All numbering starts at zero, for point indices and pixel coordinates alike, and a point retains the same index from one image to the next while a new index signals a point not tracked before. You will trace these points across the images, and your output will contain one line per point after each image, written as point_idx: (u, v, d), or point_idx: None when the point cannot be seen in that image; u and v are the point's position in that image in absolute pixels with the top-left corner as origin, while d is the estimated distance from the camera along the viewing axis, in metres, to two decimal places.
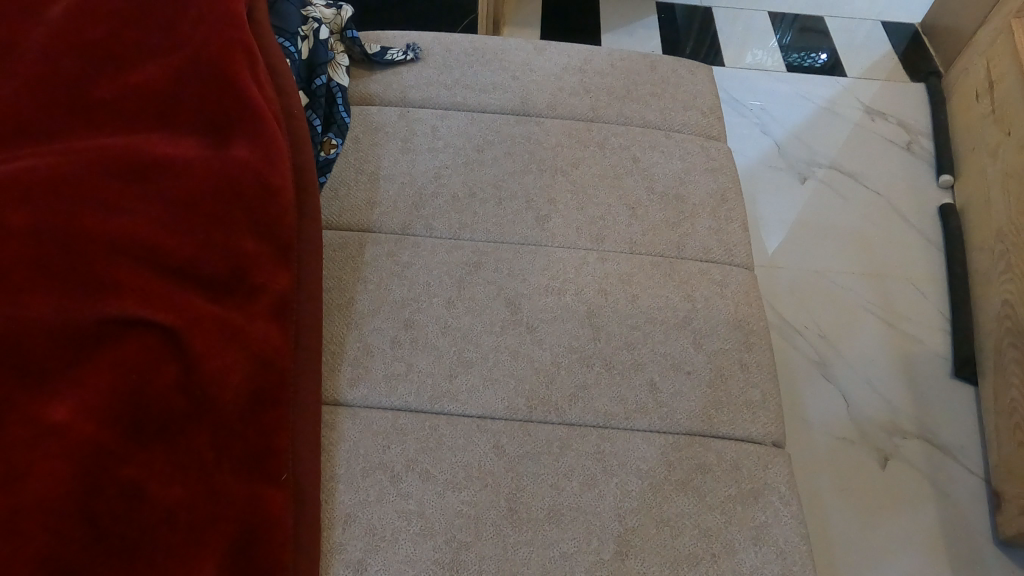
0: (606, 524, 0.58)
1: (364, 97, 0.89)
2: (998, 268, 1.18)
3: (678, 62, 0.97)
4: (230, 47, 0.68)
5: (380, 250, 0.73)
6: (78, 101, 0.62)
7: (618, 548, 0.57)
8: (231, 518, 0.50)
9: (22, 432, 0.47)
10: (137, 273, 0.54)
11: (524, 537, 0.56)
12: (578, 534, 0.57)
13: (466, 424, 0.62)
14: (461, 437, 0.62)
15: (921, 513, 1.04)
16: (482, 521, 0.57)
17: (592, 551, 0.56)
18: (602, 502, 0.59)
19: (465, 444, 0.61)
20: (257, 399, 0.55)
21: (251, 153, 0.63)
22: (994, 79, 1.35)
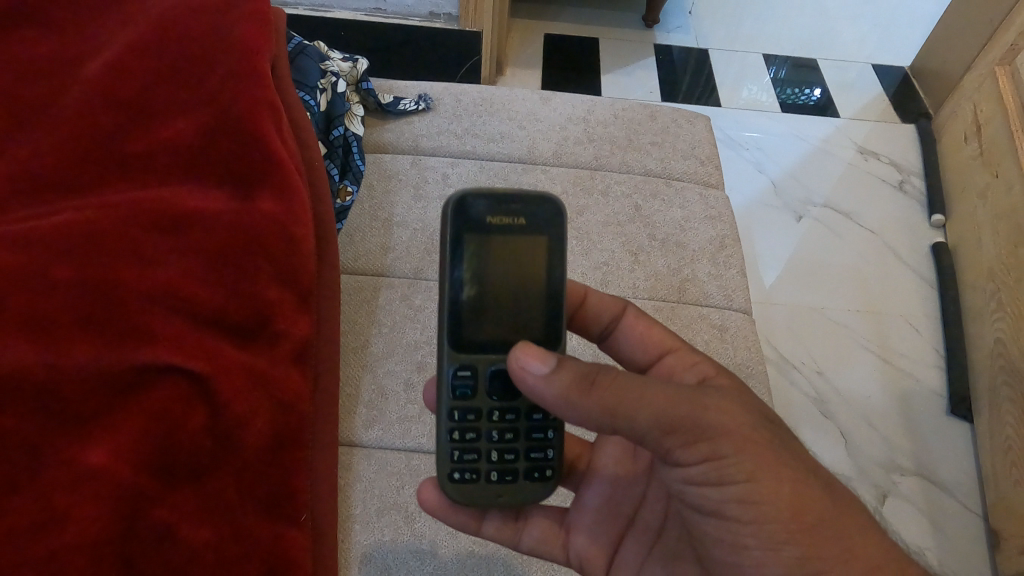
0: (621, 507, 0.59)
1: (378, 145, 0.93)
2: (991, 307, 1.21)
3: (678, 111, 1.01)
4: (257, 103, 0.71)
5: (394, 294, 0.77)
6: (113, 156, 0.66)
7: (633, 521, 0.58)
8: (255, 558, 0.53)
9: (62, 476, 0.50)
10: (170, 322, 0.57)
11: (531, 531, 0.58)
12: (600, 495, 0.60)
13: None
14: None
15: (919, 550, 1.06)
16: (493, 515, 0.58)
17: (608, 531, 0.58)
18: (648, 486, 0.58)
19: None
20: (280, 442, 0.58)
21: (275, 205, 0.67)
22: (981, 124, 1.40)
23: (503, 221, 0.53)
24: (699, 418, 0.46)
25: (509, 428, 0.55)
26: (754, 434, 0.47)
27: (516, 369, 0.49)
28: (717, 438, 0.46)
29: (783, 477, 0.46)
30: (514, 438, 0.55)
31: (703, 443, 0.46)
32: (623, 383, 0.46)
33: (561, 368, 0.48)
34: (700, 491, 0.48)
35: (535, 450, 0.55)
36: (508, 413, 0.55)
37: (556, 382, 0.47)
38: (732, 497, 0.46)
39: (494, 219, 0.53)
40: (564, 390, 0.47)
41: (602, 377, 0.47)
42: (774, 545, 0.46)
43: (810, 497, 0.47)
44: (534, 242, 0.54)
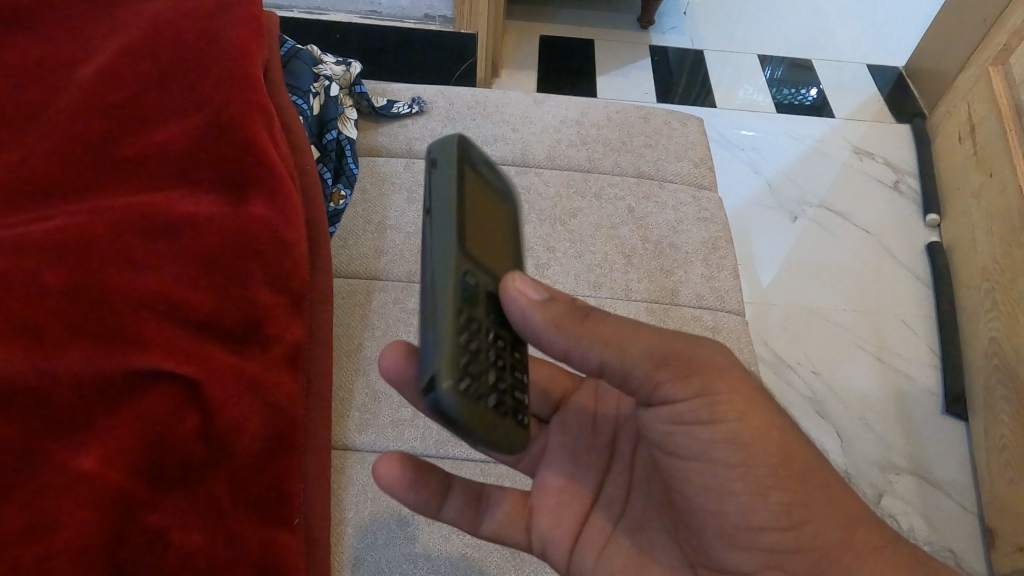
0: (584, 485, 0.58)
1: (372, 148, 0.93)
2: (985, 306, 1.21)
3: (671, 113, 1.02)
4: (249, 108, 0.71)
5: (387, 297, 0.77)
6: (104, 161, 0.66)
7: (597, 498, 0.58)
8: (246, 562, 0.53)
9: (53, 481, 0.50)
10: (161, 327, 0.57)
11: (494, 513, 0.57)
12: (561, 473, 0.59)
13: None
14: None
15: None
16: (453, 495, 0.55)
17: (572, 511, 0.57)
18: (611, 461, 0.59)
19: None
20: (273, 446, 0.58)
21: (268, 209, 0.67)
22: (975, 123, 1.41)
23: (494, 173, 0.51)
24: (691, 354, 0.48)
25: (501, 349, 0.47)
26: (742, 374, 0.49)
27: (506, 296, 0.47)
28: (708, 374, 0.47)
29: (769, 418, 0.48)
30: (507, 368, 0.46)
31: (694, 377, 0.47)
32: (614, 322, 0.48)
33: (552, 303, 0.47)
34: (688, 432, 0.48)
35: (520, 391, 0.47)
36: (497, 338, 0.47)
37: (551, 313, 0.47)
38: (723, 435, 0.47)
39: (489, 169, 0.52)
40: (552, 320, 0.47)
41: (594, 313, 0.48)
42: (761, 491, 0.47)
43: (795, 442, 0.48)
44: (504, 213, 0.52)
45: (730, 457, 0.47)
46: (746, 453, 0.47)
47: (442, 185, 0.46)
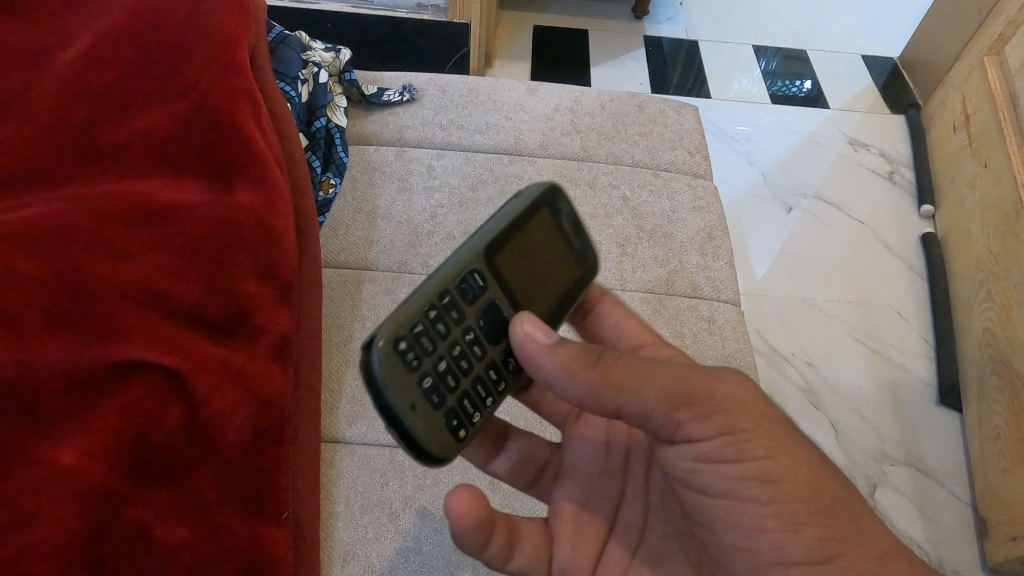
0: (600, 506, 0.57)
1: (362, 137, 0.92)
2: (980, 296, 1.21)
3: (666, 102, 1.00)
4: (234, 94, 0.70)
5: (377, 288, 0.75)
6: (86, 148, 0.64)
7: None
8: (233, 558, 0.52)
9: (31, 476, 0.48)
10: (144, 317, 0.56)
11: (524, 548, 0.54)
12: (574, 496, 0.58)
13: (507, 453, 0.60)
14: (483, 456, 0.60)
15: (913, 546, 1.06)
16: (495, 534, 0.52)
17: (589, 539, 0.56)
18: None
19: (494, 459, 0.60)
20: (259, 438, 0.57)
21: (254, 198, 0.66)
22: (970, 114, 1.40)
23: (570, 230, 0.57)
24: (711, 389, 0.46)
25: (455, 375, 0.49)
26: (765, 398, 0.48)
27: (517, 336, 0.50)
28: (734, 406, 0.46)
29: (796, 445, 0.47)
30: (435, 404, 0.47)
31: (715, 414, 0.46)
32: (625, 361, 0.47)
33: (562, 347, 0.48)
34: (722, 467, 0.47)
35: (470, 401, 0.49)
36: (451, 377, 0.48)
37: (568, 352, 0.48)
38: (758, 466, 0.46)
39: (565, 222, 0.57)
40: (567, 362, 0.48)
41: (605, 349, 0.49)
42: (795, 522, 0.46)
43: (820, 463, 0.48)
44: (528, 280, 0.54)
45: (764, 490, 0.46)
46: (780, 485, 0.46)
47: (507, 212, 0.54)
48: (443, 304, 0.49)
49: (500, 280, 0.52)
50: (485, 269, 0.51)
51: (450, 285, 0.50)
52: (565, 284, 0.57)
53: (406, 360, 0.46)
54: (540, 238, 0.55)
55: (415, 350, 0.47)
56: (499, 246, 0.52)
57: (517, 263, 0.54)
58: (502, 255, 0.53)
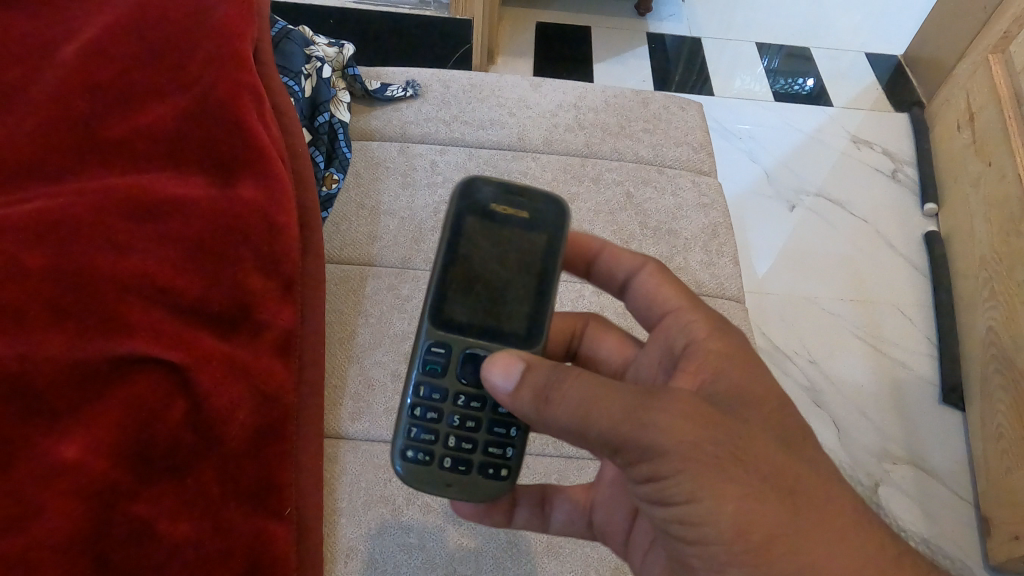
0: None
1: (365, 132, 0.91)
2: (983, 295, 1.21)
3: (669, 98, 1.00)
4: (238, 88, 0.69)
5: (381, 283, 0.75)
6: (88, 143, 0.64)
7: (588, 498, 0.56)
8: (236, 552, 0.52)
9: (36, 470, 0.48)
10: (147, 312, 0.56)
11: None
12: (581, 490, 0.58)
13: None
14: None
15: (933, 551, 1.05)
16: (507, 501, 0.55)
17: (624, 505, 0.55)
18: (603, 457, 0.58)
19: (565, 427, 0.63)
20: (263, 434, 0.57)
21: (257, 192, 0.65)
22: (974, 112, 1.39)
23: (509, 210, 0.54)
24: (642, 433, 0.41)
25: (468, 437, 0.53)
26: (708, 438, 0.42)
27: (486, 374, 0.48)
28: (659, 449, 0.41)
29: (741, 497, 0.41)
30: (465, 471, 0.53)
31: (649, 460, 0.42)
32: (576, 392, 0.43)
33: (522, 386, 0.46)
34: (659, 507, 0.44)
35: (494, 445, 0.53)
36: (465, 442, 0.53)
37: (528, 387, 0.45)
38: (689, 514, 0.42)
39: (499, 207, 0.54)
40: (525, 408, 0.46)
41: (567, 371, 0.45)
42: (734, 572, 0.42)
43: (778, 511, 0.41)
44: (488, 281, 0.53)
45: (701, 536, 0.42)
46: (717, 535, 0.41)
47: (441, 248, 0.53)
48: (426, 396, 0.53)
49: (470, 323, 0.53)
50: (449, 329, 0.53)
51: (424, 376, 0.53)
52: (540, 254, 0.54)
53: (419, 461, 0.52)
54: (484, 242, 0.54)
55: (420, 448, 0.53)
56: (446, 300, 0.53)
57: (476, 288, 0.53)
58: (455, 303, 0.53)
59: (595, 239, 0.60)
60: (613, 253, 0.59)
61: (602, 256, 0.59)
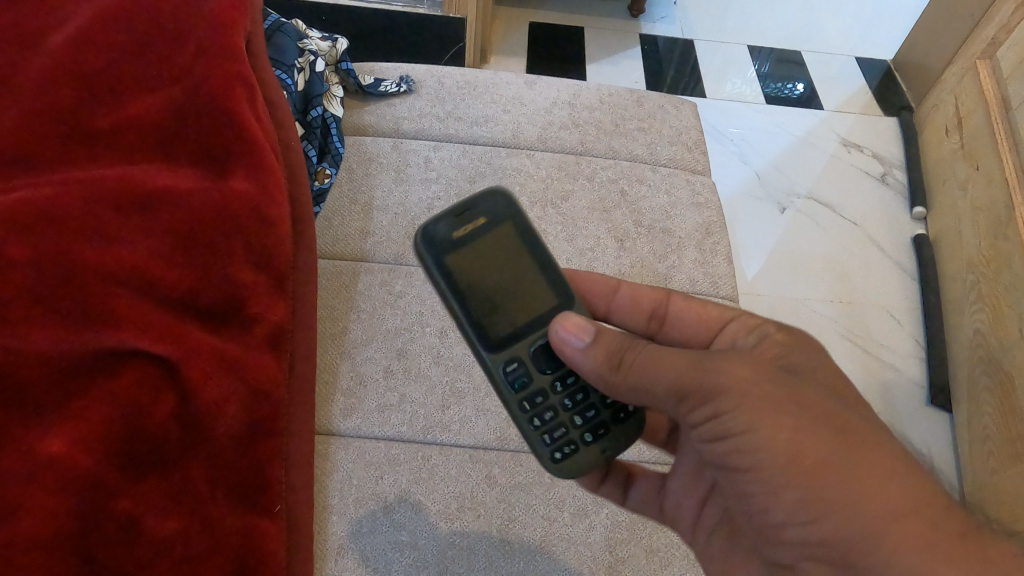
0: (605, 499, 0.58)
1: (358, 127, 0.90)
2: (970, 298, 1.22)
3: (663, 97, 1.00)
4: (230, 78, 0.68)
5: (374, 279, 0.74)
6: (76, 132, 0.63)
7: None
8: (224, 551, 0.51)
9: (18, 465, 0.47)
10: (135, 304, 0.55)
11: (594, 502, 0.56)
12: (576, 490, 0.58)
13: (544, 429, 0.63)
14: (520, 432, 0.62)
15: None
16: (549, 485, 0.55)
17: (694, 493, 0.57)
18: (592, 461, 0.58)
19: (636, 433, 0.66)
20: (252, 430, 0.56)
21: (250, 184, 0.64)
22: (962, 117, 1.41)
23: (471, 229, 0.54)
24: (702, 383, 0.45)
25: (587, 406, 0.54)
26: (763, 404, 0.44)
27: (557, 346, 0.52)
28: (714, 399, 0.45)
29: (770, 463, 0.43)
30: (606, 432, 0.54)
31: (705, 405, 0.45)
32: (648, 356, 0.48)
33: (598, 341, 0.50)
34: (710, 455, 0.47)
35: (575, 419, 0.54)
36: (588, 411, 0.54)
37: (602, 347, 0.50)
38: (729, 464, 0.46)
39: (459, 232, 0.54)
40: (597, 364, 0.50)
41: (641, 342, 0.49)
42: (764, 523, 0.46)
43: (798, 489, 0.43)
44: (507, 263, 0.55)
45: (738, 486, 0.46)
46: (749, 486, 0.45)
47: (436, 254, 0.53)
48: (534, 404, 0.53)
49: (517, 329, 0.54)
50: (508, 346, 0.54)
51: (520, 392, 0.53)
52: (512, 227, 0.55)
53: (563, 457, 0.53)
54: (467, 267, 0.53)
55: (562, 445, 0.53)
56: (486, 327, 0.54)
57: (498, 291, 0.54)
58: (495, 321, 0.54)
59: (609, 279, 0.63)
60: (632, 291, 0.63)
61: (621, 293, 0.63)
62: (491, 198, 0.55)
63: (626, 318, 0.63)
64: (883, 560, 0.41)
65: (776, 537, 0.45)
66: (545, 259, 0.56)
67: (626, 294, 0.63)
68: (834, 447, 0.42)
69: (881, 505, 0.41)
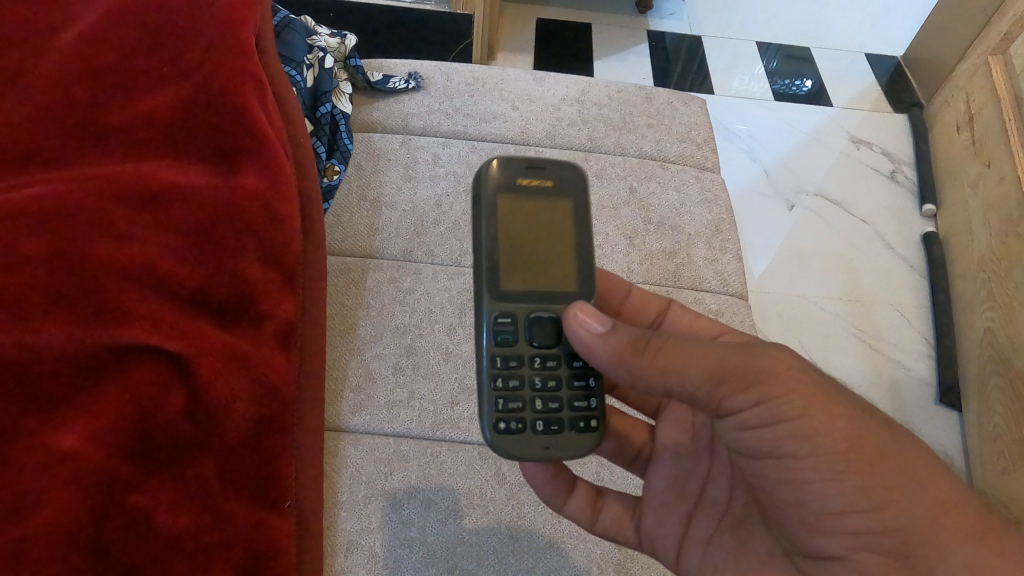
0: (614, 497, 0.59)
1: (367, 124, 0.91)
2: (981, 296, 1.21)
3: (673, 94, 0.99)
4: (240, 76, 0.69)
5: (382, 276, 0.74)
6: (87, 128, 0.63)
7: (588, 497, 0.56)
8: (236, 547, 0.51)
9: (32, 460, 0.48)
10: (147, 300, 0.55)
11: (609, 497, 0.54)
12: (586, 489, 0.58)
13: None
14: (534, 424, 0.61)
15: None
16: None
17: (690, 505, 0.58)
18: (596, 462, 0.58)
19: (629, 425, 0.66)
20: (262, 426, 0.56)
21: (260, 180, 0.65)
22: (974, 113, 1.39)
23: (535, 184, 0.58)
24: (752, 367, 0.46)
25: (553, 398, 0.55)
26: (813, 393, 0.46)
27: (571, 327, 0.51)
28: (767, 382, 0.46)
29: (830, 450, 0.45)
30: (559, 431, 0.54)
31: (755, 387, 0.46)
32: (674, 346, 0.48)
33: (616, 330, 0.50)
34: (750, 441, 0.48)
35: (577, 399, 0.55)
36: (552, 402, 0.54)
37: (619, 337, 0.50)
38: (781, 451, 0.46)
39: (522, 183, 0.58)
40: (617, 351, 0.49)
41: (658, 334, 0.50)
42: (814, 512, 0.46)
43: (857, 476, 0.45)
44: (554, 229, 0.58)
45: (786, 471, 0.47)
46: (803, 472, 0.46)
47: (492, 192, 0.57)
48: (507, 364, 0.54)
49: (530, 289, 0.56)
50: (513, 301, 0.56)
51: (499, 347, 0.55)
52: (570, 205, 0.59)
53: (512, 429, 0.53)
54: (513, 217, 0.57)
55: (511, 418, 0.53)
56: (504, 273, 0.56)
57: (525, 252, 0.57)
58: (505, 272, 0.56)
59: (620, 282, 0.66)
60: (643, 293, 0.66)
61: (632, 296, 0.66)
62: (566, 170, 0.60)
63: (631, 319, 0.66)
64: (934, 546, 0.44)
65: (824, 527, 0.46)
66: (588, 245, 0.59)
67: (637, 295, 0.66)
68: (882, 438, 0.46)
69: (927, 496, 0.45)
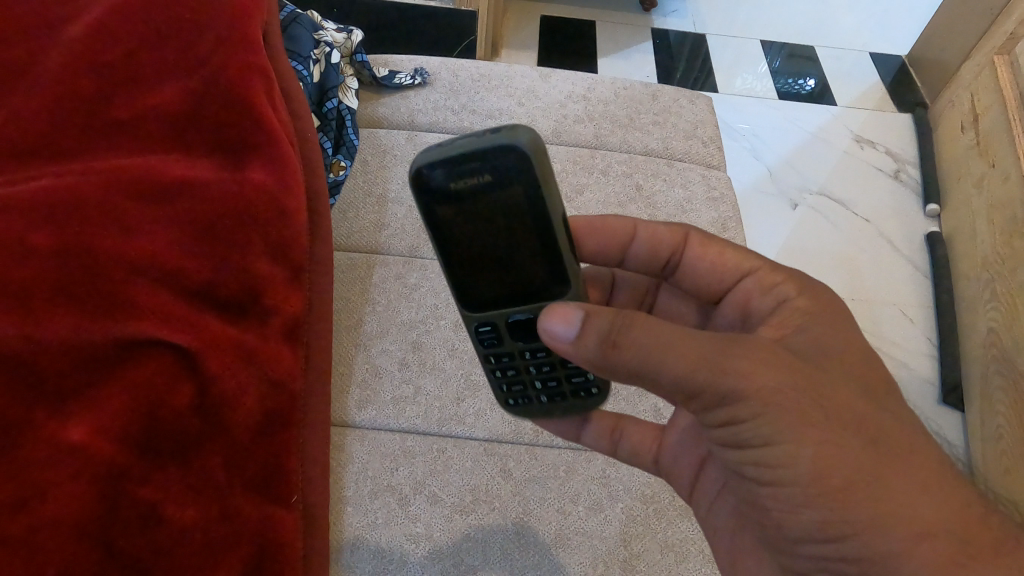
0: None
1: (372, 120, 0.90)
2: (985, 296, 1.20)
3: (679, 91, 0.99)
4: (248, 70, 0.69)
5: (388, 272, 0.74)
6: (95, 121, 0.63)
7: None
8: (243, 541, 0.52)
9: (40, 452, 0.48)
10: (156, 293, 0.55)
11: None
12: None
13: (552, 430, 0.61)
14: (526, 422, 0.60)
15: None
16: None
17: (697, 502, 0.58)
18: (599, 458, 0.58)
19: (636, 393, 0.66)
20: (269, 421, 0.56)
21: (266, 175, 0.65)
22: (979, 113, 1.39)
23: (472, 185, 0.45)
24: (721, 385, 0.42)
25: (551, 377, 0.54)
26: (782, 420, 0.42)
27: (544, 333, 0.46)
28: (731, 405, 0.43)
29: (793, 484, 0.44)
30: (560, 399, 0.56)
31: (724, 406, 0.43)
32: (649, 341, 0.42)
33: (586, 330, 0.43)
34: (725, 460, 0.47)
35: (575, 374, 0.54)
36: (550, 380, 0.55)
37: (592, 337, 0.43)
38: (746, 475, 0.46)
39: (458, 184, 0.45)
40: (591, 356, 0.44)
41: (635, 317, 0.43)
42: (781, 535, 0.47)
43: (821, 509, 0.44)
44: (510, 231, 0.47)
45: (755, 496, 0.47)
46: (767, 500, 0.46)
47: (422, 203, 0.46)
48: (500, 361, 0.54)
49: (496, 297, 0.50)
50: (483, 310, 0.51)
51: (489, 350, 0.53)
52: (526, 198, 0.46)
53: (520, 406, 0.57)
54: (462, 226, 0.47)
55: (516, 395, 0.56)
56: (464, 288, 0.50)
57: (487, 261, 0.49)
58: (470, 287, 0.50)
59: (624, 222, 0.59)
60: (650, 232, 0.58)
61: (638, 238, 0.59)
62: (510, 147, 0.44)
63: (641, 264, 0.60)
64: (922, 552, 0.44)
65: (790, 550, 0.47)
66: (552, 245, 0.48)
67: (643, 238, 0.59)
68: (885, 437, 0.44)
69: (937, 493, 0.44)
